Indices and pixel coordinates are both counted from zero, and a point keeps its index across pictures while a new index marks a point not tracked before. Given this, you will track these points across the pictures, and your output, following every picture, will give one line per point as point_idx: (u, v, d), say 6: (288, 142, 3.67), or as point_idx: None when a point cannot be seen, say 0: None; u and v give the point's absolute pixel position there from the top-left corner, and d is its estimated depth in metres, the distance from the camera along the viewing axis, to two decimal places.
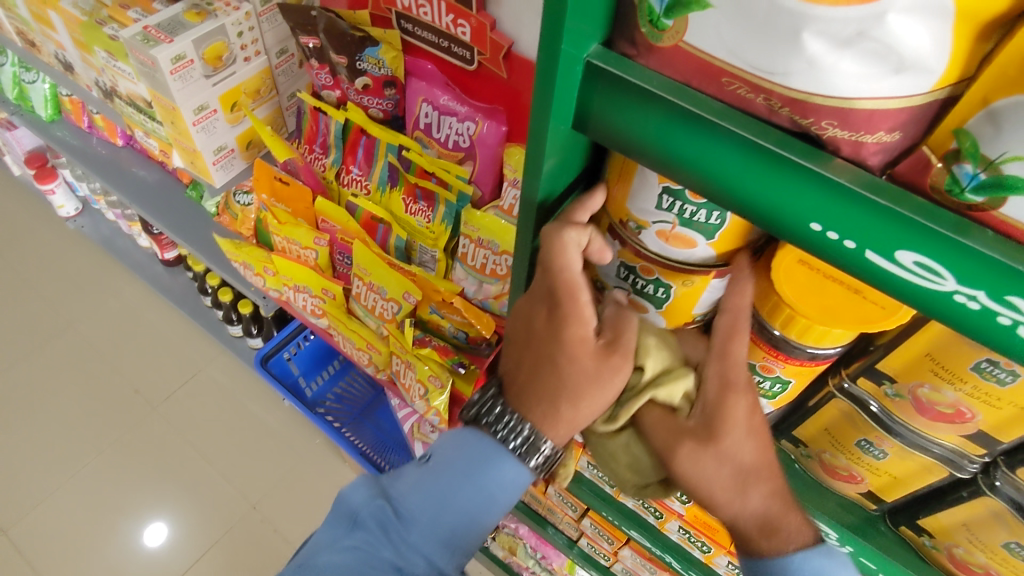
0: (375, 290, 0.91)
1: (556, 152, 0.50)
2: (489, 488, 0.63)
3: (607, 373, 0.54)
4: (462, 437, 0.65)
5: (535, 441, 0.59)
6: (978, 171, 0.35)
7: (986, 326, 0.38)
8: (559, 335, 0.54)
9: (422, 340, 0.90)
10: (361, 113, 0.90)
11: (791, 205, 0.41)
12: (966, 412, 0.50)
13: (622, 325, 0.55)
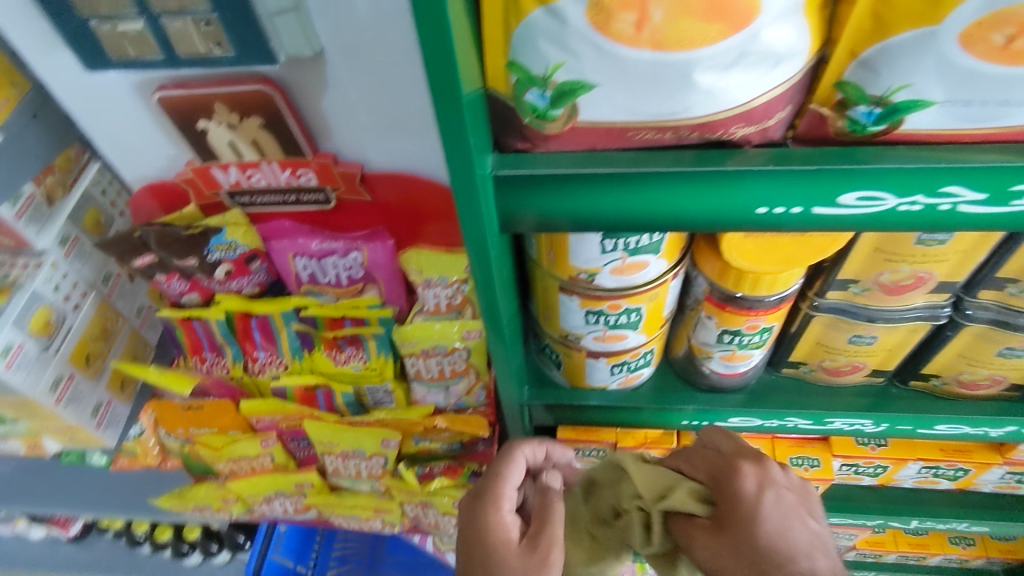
0: (353, 455, 0.86)
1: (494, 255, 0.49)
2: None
3: (532, 567, 0.62)
4: None
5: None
6: (872, 107, 0.40)
7: (934, 217, 0.43)
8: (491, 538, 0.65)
9: (427, 472, 0.88)
10: (238, 299, 0.83)
11: (732, 203, 0.43)
12: (924, 275, 0.56)
13: (548, 528, 0.65)
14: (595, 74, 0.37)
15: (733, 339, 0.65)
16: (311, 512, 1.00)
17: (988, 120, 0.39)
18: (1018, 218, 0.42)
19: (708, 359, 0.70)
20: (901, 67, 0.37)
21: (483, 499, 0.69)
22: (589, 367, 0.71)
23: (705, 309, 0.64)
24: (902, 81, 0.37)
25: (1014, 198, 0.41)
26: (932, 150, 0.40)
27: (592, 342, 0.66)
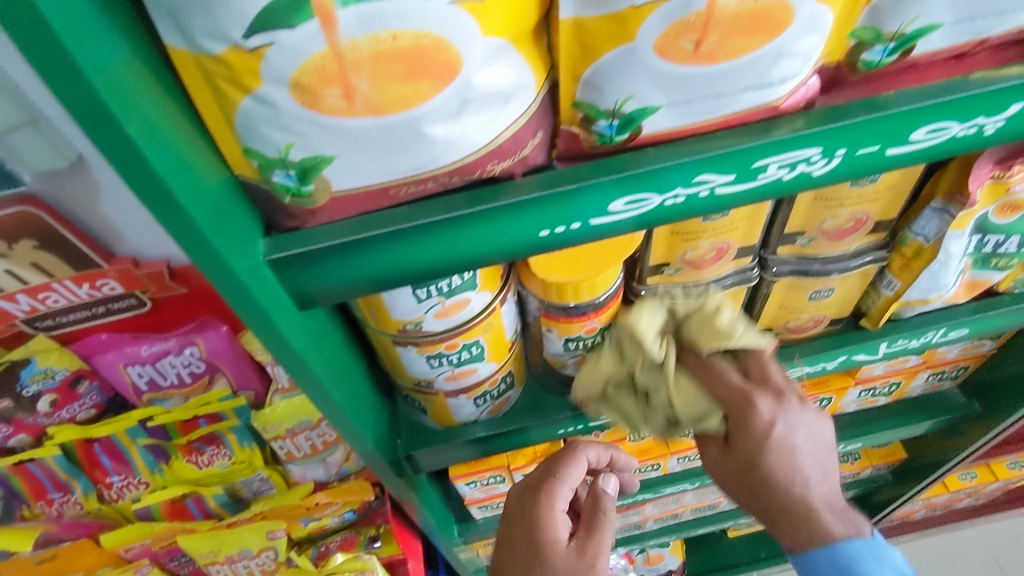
0: (240, 557, 0.81)
1: (298, 336, 0.47)
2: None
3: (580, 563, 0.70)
4: None
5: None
6: (612, 120, 0.41)
7: (698, 204, 0.46)
8: (537, 534, 0.72)
9: (323, 553, 0.84)
10: (71, 428, 0.75)
11: (517, 233, 0.44)
12: (721, 246, 0.61)
13: (593, 529, 0.73)
14: (328, 148, 0.36)
15: (577, 345, 0.67)
16: None
17: (715, 112, 0.42)
18: (768, 189, 0.46)
19: (564, 367, 0.71)
20: (619, 81, 0.38)
21: (537, 485, 0.77)
22: (454, 406, 0.70)
23: (545, 322, 0.65)
24: (624, 94, 0.39)
25: (758, 172, 0.45)
26: (676, 146, 0.43)
27: (445, 384, 0.65)
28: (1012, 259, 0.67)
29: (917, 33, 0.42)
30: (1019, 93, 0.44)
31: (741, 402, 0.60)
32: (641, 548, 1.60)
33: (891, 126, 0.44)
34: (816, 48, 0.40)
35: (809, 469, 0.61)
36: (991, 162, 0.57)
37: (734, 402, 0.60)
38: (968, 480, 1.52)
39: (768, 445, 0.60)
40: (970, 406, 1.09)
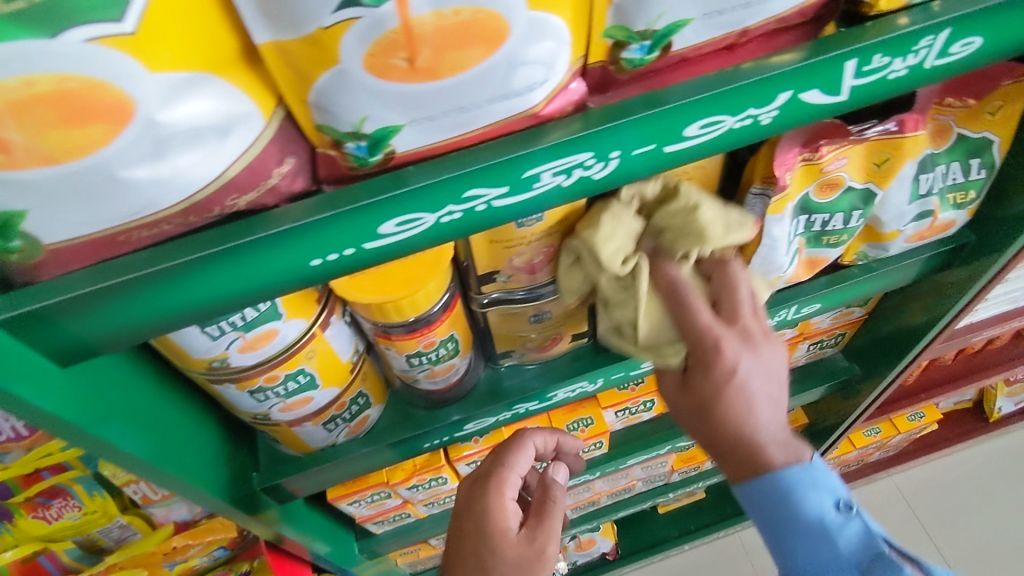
0: None
1: (63, 394, 0.44)
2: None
3: (529, 555, 0.67)
4: None
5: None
6: (358, 142, 0.39)
7: (476, 219, 0.44)
8: (487, 528, 0.68)
9: None
10: None
11: (282, 265, 0.42)
12: (548, 249, 0.60)
13: (542, 520, 0.70)
14: (15, 200, 0.33)
15: (420, 361, 0.66)
16: None
17: (469, 125, 0.40)
18: (549, 197, 0.45)
19: (416, 382, 0.70)
20: (348, 104, 0.36)
21: (490, 476, 0.73)
22: (305, 434, 0.68)
23: (383, 341, 0.64)
24: (358, 116, 0.37)
25: (533, 182, 0.43)
26: (438, 162, 0.42)
27: (282, 414, 0.63)
28: (842, 236, 0.68)
29: (668, 30, 0.41)
30: (784, 82, 0.44)
31: (700, 321, 0.56)
32: (571, 535, 1.62)
33: (662, 124, 0.44)
34: (557, 53, 0.38)
35: (777, 401, 0.60)
36: (798, 145, 0.57)
37: (701, 343, 0.57)
38: (873, 435, 1.58)
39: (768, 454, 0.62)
40: (852, 370, 1.13)
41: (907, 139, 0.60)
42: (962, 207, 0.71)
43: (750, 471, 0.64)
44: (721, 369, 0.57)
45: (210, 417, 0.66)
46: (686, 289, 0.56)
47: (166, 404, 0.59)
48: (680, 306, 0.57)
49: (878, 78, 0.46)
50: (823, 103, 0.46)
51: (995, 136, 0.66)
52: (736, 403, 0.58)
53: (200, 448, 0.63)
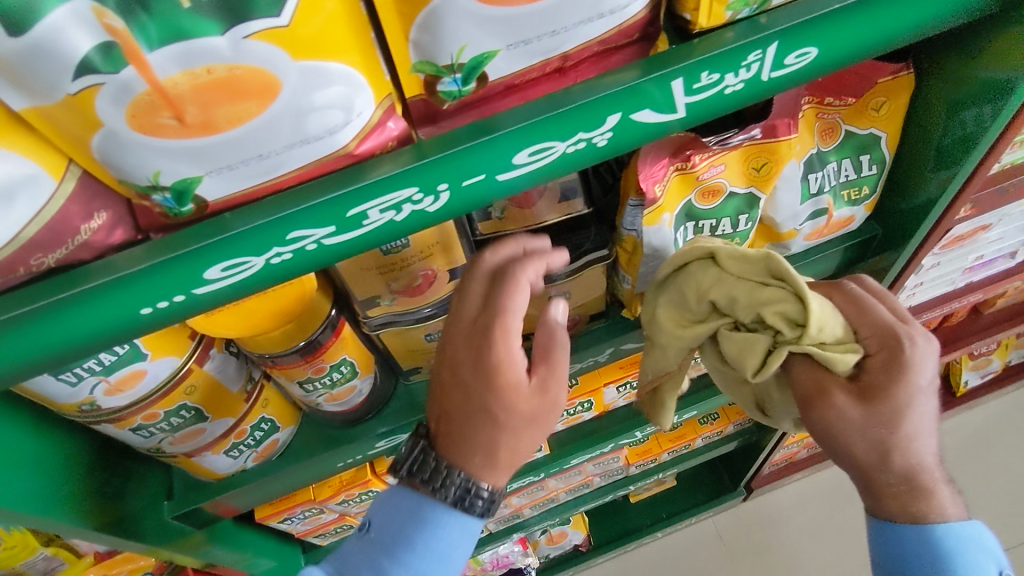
0: None
1: None
2: (438, 544, 0.59)
3: (543, 407, 0.56)
4: (393, 499, 0.61)
5: (466, 483, 0.56)
6: (162, 195, 0.39)
7: (310, 258, 0.44)
8: (496, 368, 0.54)
9: None
10: None
11: (112, 317, 0.42)
12: (426, 272, 0.60)
13: (551, 359, 0.57)
14: None
15: (315, 386, 0.66)
16: None
17: (276, 170, 0.39)
18: (383, 231, 0.45)
19: (318, 404, 0.71)
20: (134, 160, 0.36)
21: (514, 286, 0.54)
22: (208, 462, 0.69)
23: (275, 370, 0.64)
24: (150, 170, 0.37)
25: (361, 220, 0.43)
26: (257, 207, 0.42)
27: (175, 446, 0.64)
28: (733, 241, 0.68)
29: (477, 62, 0.40)
30: (611, 105, 0.43)
31: (898, 326, 0.57)
32: (539, 530, 1.63)
33: (487, 154, 0.43)
34: (352, 95, 0.37)
35: (928, 388, 0.57)
36: (666, 155, 0.57)
37: (886, 335, 0.57)
38: None
39: (888, 440, 0.59)
40: None
41: (782, 143, 0.59)
42: (858, 203, 0.70)
43: (887, 450, 0.60)
44: (913, 367, 0.56)
45: (98, 457, 0.67)
46: (901, 330, 0.57)
47: (48, 450, 0.59)
48: (860, 310, 0.58)
49: (713, 94, 0.45)
50: (659, 121, 0.46)
51: (882, 132, 0.65)
52: (903, 377, 0.56)
53: (86, 488, 0.63)
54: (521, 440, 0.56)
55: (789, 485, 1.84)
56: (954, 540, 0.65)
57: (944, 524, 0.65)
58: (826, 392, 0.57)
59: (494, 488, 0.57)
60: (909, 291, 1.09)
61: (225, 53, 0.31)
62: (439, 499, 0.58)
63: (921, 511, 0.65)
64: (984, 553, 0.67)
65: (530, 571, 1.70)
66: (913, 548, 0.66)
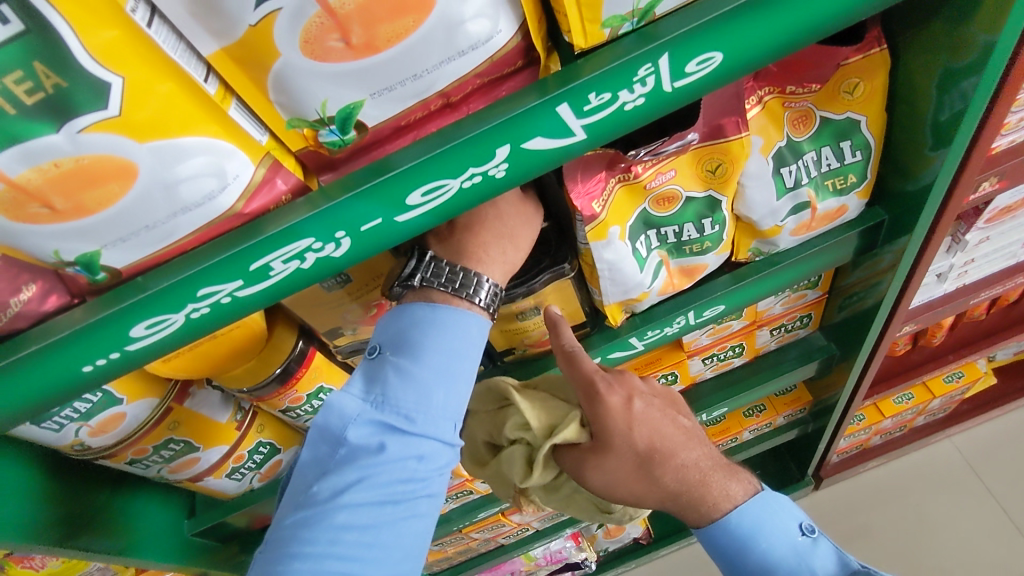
0: None
1: None
2: (451, 342, 0.55)
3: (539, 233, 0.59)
4: (403, 312, 0.57)
5: (469, 274, 0.55)
6: (73, 268, 0.42)
7: (227, 309, 0.46)
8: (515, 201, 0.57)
9: None
10: None
11: (55, 377, 0.46)
12: (380, 302, 0.62)
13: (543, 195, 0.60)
14: None
15: (299, 412, 0.70)
16: None
17: (172, 234, 0.42)
18: (294, 278, 0.46)
19: (310, 428, 0.74)
20: (30, 242, 0.39)
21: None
22: (214, 485, 0.74)
23: (260, 402, 0.68)
24: (49, 249, 0.39)
25: (267, 271, 0.44)
26: (166, 268, 0.44)
27: (175, 474, 0.69)
28: (704, 244, 0.65)
29: (347, 112, 0.40)
30: (497, 138, 0.42)
31: (600, 376, 0.61)
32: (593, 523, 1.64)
33: (378, 198, 0.43)
34: (221, 161, 0.39)
35: (644, 411, 0.62)
36: (603, 168, 0.56)
37: (586, 387, 0.61)
38: (905, 402, 1.47)
39: (639, 454, 0.62)
40: (830, 350, 1.07)
41: (733, 143, 0.56)
42: (847, 192, 0.66)
43: (652, 466, 0.62)
44: (607, 408, 0.61)
45: (116, 480, 0.75)
46: (600, 382, 0.61)
47: (57, 484, 0.67)
48: (573, 365, 0.62)
49: (609, 113, 0.43)
50: (557, 146, 0.44)
51: (861, 115, 0.60)
52: (609, 422, 0.61)
53: (102, 510, 0.71)
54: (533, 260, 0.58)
55: (867, 473, 1.71)
56: (753, 520, 0.65)
57: (737, 509, 0.65)
58: (583, 458, 0.63)
59: (495, 283, 0.56)
60: (957, 269, 0.99)
61: (65, 147, 0.34)
62: (438, 298, 0.56)
63: (715, 504, 0.65)
64: (784, 513, 0.67)
65: (588, 564, 1.73)
66: (726, 545, 0.66)
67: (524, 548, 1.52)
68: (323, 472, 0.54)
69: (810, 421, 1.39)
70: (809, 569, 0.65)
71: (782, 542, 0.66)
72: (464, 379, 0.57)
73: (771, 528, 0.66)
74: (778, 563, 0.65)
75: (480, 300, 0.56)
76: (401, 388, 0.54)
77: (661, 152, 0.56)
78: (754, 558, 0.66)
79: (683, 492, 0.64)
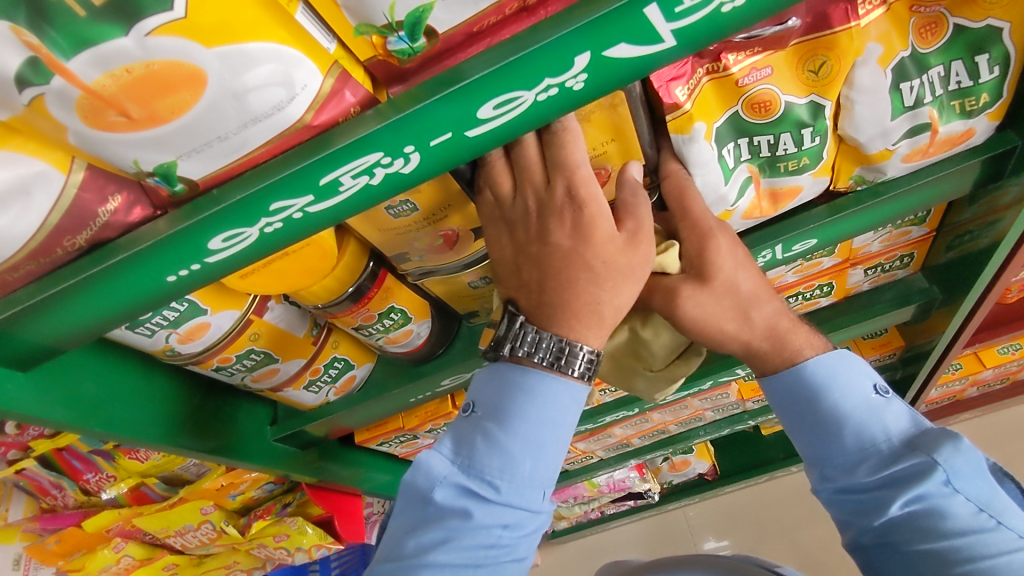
0: (186, 531, 0.97)
1: (35, 394, 0.57)
2: (541, 411, 0.56)
3: (634, 261, 0.52)
4: (496, 373, 0.58)
5: (563, 346, 0.54)
6: (152, 178, 0.43)
7: (300, 225, 0.46)
8: (587, 219, 0.50)
9: (252, 522, 1.00)
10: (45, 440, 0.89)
11: (144, 287, 0.48)
12: (448, 231, 0.60)
13: (639, 213, 0.53)
14: None
15: (370, 331, 0.72)
16: None
17: (244, 146, 0.41)
18: (363, 195, 0.45)
19: (382, 347, 0.76)
20: (109, 151, 0.39)
21: (576, 137, 0.49)
22: (293, 396, 0.78)
23: (334, 319, 0.69)
24: (128, 158, 0.40)
25: (336, 187, 0.44)
26: (239, 181, 0.44)
27: (257, 383, 0.72)
28: (802, 161, 0.59)
29: (416, 17, 0.38)
30: (577, 44, 0.39)
31: (709, 214, 0.57)
32: (658, 456, 1.65)
33: (449, 111, 0.41)
34: (289, 70, 0.38)
35: (746, 261, 0.59)
36: (692, 56, 0.51)
37: (698, 225, 0.57)
38: (1010, 353, 1.36)
39: (739, 297, 0.59)
40: (931, 293, 0.99)
41: (840, 34, 0.51)
42: (975, 115, 0.57)
43: (747, 309, 0.60)
44: (717, 248, 0.57)
45: (208, 387, 0.80)
46: (711, 220, 0.57)
47: (157, 383, 0.73)
48: (682, 203, 0.57)
49: (704, 16, 0.38)
50: (642, 54, 0.40)
51: (1003, 22, 0.51)
52: (718, 260, 0.57)
53: (200, 413, 0.77)
54: (620, 295, 0.52)
55: (956, 425, 1.64)
56: (827, 369, 0.62)
57: (813, 357, 0.62)
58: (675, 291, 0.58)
59: (590, 349, 0.54)
60: None
61: (135, 52, 0.34)
62: (536, 367, 0.55)
63: (796, 352, 0.62)
64: (860, 369, 0.63)
65: (651, 494, 1.78)
66: (798, 392, 0.62)
67: (588, 474, 1.55)
68: (412, 525, 0.58)
69: (900, 367, 1.31)
70: (881, 425, 0.61)
71: (856, 395, 0.62)
72: (552, 446, 0.57)
73: (845, 381, 0.62)
74: (847, 415, 0.61)
75: (575, 372, 0.55)
76: (489, 457, 0.56)
77: (760, 36, 0.50)
78: (826, 409, 0.62)
79: (764, 350, 0.62)
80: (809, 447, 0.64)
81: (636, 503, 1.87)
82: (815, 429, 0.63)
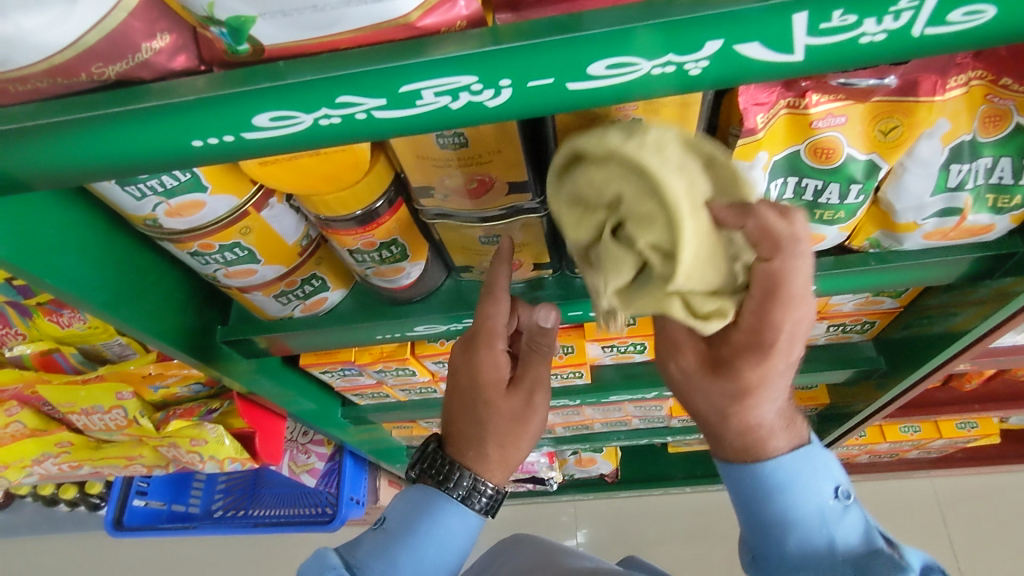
0: (94, 410, 0.91)
1: None
2: (436, 531, 0.73)
3: (519, 410, 0.72)
4: (410, 496, 0.76)
5: (475, 483, 0.73)
6: (219, 28, 0.39)
7: (359, 127, 0.42)
8: (491, 376, 0.71)
9: (167, 419, 0.95)
10: None
11: (164, 143, 0.42)
12: (482, 177, 0.57)
13: (531, 372, 0.74)
14: None
15: (364, 258, 0.67)
16: (87, 465, 1.08)
17: (333, 25, 0.39)
18: (436, 115, 0.42)
19: (366, 277, 0.72)
20: None
21: (500, 299, 0.67)
22: (258, 302, 0.73)
23: (330, 235, 0.65)
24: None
25: (414, 99, 0.40)
26: (312, 62, 0.40)
27: (228, 279, 0.67)
28: (838, 214, 0.62)
29: None
30: (712, 29, 0.37)
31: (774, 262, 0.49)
32: (569, 449, 1.68)
33: (561, 57, 0.38)
34: None
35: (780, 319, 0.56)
36: (780, 86, 0.51)
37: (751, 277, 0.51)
38: (909, 432, 1.47)
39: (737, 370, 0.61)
40: (876, 362, 1.05)
41: (921, 104, 0.52)
42: (1003, 212, 0.61)
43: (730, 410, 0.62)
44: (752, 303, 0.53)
45: (168, 268, 0.74)
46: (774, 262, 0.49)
47: (118, 251, 0.66)
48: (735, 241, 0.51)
49: (841, 41, 0.37)
50: (768, 60, 0.39)
51: None
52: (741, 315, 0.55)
53: (153, 294, 0.71)
54: (505, 440, 0.73)
55: None
56: (784, 476, 0.66)
57: (774, 460, 0.66)
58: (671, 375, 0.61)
59: (491, 488, 0.73)
60: None
61: None
62: (447, 496, 0.73)
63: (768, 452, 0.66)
64: (818, 476, 0.67)
65: (551, 482, 1.79)
66: (752, 489, 0.68)
67: None
68: None
69: (815, 421, 1.40)
70: (827, 533, 0.67)
71: (808, 501, 0.67)
72: (439, 564, 0.73)
73: (801, 488, 0.67)
74: (796, 519, 0.67)
75: (478, 507, 0.73)
76: (390, 552, 0.73)
77: (853, 85, 0.50)
78: (777, 511, 0.67)
79: (739, 438, 0.66)
80: (757, 537, 0.71)
81: (533, 488, 1.87)
82: (761, 526, 0.69)
